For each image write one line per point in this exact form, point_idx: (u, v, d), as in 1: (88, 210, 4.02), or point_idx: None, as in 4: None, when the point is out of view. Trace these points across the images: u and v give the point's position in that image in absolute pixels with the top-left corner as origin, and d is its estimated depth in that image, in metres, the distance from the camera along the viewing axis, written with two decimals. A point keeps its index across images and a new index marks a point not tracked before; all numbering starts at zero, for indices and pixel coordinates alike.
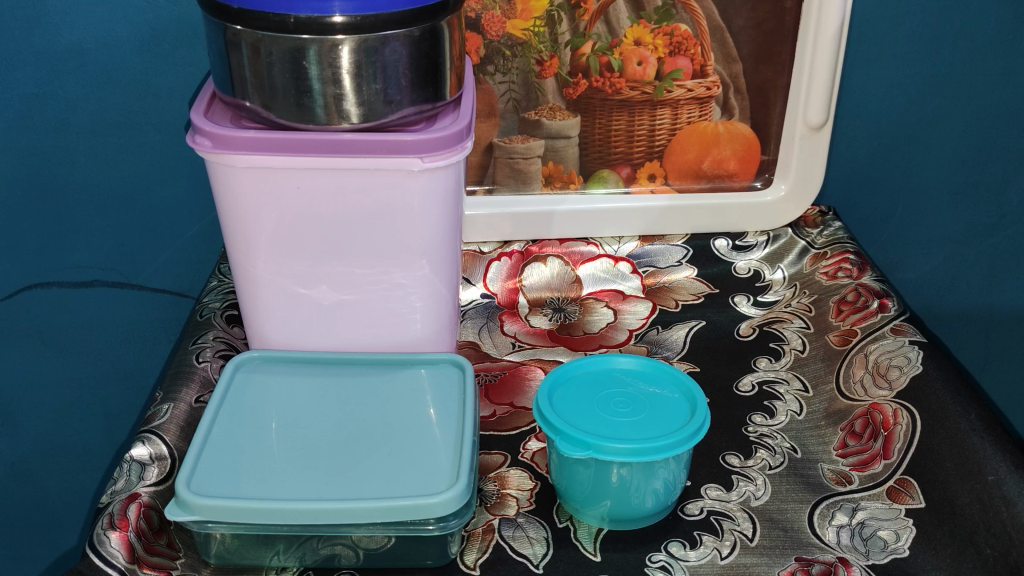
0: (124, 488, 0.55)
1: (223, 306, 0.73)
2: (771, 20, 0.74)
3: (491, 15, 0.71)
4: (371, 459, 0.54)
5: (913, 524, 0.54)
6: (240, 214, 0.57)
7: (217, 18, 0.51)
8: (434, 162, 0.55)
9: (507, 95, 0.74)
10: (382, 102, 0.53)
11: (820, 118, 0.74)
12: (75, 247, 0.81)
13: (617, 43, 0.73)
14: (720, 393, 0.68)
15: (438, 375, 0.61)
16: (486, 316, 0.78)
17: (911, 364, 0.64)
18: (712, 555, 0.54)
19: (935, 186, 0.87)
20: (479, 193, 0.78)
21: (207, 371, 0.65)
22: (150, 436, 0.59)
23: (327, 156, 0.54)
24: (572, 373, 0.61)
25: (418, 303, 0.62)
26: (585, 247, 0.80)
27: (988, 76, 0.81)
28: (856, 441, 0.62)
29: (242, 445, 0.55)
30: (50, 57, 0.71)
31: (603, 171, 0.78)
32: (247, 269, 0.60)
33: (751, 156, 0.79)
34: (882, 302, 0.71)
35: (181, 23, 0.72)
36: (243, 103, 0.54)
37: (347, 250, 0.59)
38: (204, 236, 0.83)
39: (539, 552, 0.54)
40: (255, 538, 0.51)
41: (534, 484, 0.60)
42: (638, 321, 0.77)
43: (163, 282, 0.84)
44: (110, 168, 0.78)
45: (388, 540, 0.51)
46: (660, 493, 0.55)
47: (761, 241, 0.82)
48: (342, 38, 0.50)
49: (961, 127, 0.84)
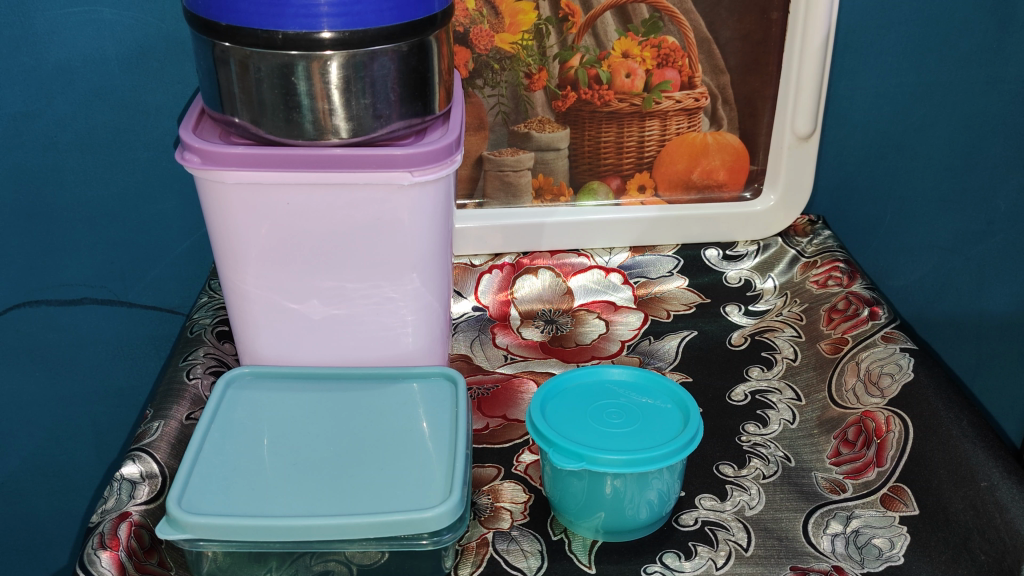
0: (113, 506, 0.54)
1: (214, 322, 0.72)
2: (757, 31, 0.74)
3: (479, 29, 0.71)
4: (365, 474, 0.53)
5: (907, 531, 0.54)
6: (229, 230, 0.57)
7: (204, 34, 0.51)
8: (423, 175, 0.55)
9: (496, 108, 0.74)
10: (371, 117, 0.53)
11: (808, 127, 0.75)
12: (63, 265, 0.81)
13: (605, 55, 0.74)
14: (713, 403, 0.68)
15: (430, 390, 0.61)
16: (478, 329, 0.77)
17: (902, 372, 0.64)
18: (706, 566, 0.53)
19: (923, 194, 0.88)
20: (469, 207, 0.78)
21: (197, 389, 0.65)
22: (140, 454, 0.58)
23: (316, 171, 0.54)
24: (565, 385, 0.60)
25: (409, 316, 0.62)
26: (576, 258, 0.80)
27: (973, 85, 0.82)
28: (850, 449, 0.62)
29: (233, 462, 0.54)
30: (38, 75, 0.71)
31: (593, 183, 0.78)
32: (237, 283, 0.60)
33: (739, 165, 0.80)
34: (872, 310, 0.71)
35: (168, 40, 0.72)
36: (233, 119, 0.54)
37: (337, 265, 0.59)
38: (193, 253, 0.82)
39: (534, 565, 0.54)
40: (247, 556, 0.51)
41: (528, 496, 0.60)
42: (630, 332, 0.77)
43: (152, 299, 0.84)
44: (98, 186, 0.78)
45: (382, 555, 0.51)
46: (655, 504, 0.55)
47: (752, 251, 0.82)
48: (331, 54, 0.50)
49: (947, 135, 0.85)
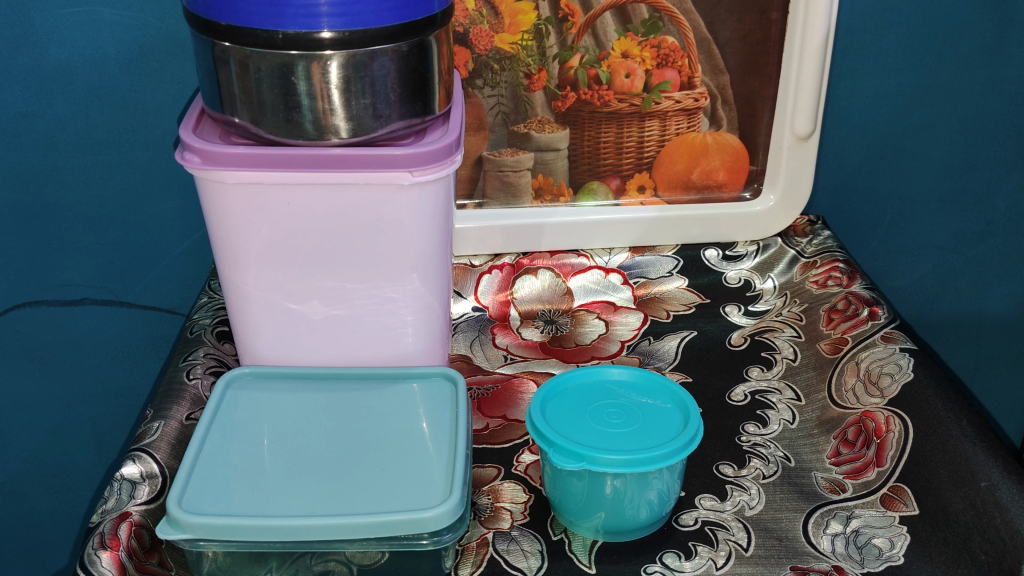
0: (113, 506, 0.54)
1: (213, 322, 0.72)
2: (757, 32, 0.74)
3: (479, 29, 0.72)
4: (365, 474, 0.53)
5: (907, 531, 0.54)
6: (229, 230, 0.57)
7: (205, 34, 0.51)
8: (423, 175, 0.55)
9: (496, 109, 0.74)
10: (371, 117, 0.53)
11: (807, 128, 0.75)
12: (63, 266, 0.81)
13: (604, 55, 0.74)
14: (713, 403, 0.68)
15: (430, 390, 0.61)
16: (477, 329, 0.77)
17: (902, 372, 0.64)
18: (706, 566, 0.53)
19: (922, 194, 0.88)
20: (469, 207, 0.78)
21: (198, 389, 0.65)
22: (141, 454, 0.58)
23: (315, 171, 0.54)
24: (565, 385, 0.60)
25: (409, 316, 0.62)
26: (575, 259, 0.80)
27: (972, 85, 0.83)
28: (849, 449, 0.62)
29: (233, 462, 0.54)
30: (38, 76, 0.71)
31: (592, 184, 0.78)
32: (236, 283, 0.60)
33: (739, 166, 0.80)
34: (871, 310, 0.71)
35: (168, 40, 0.72)
36: (233, 119, 0.54)
37: (337, 265, 0.59)
38: (193, 253, 0.82)
39: (534, 564, 0.54)
40: (248, 556, 0.51)
41: (528, 497, 0.60)
42: (629, 332, 0.77)
43: (151, 299, 0.84)
44: (98, 186, 0.78)
45: (382, 556, 0.51)
46: (655, 504, 0.55)
47: (751, 251, 0.82)
48: (331, 54, 0.50)
49: (947, 135, 0.85)
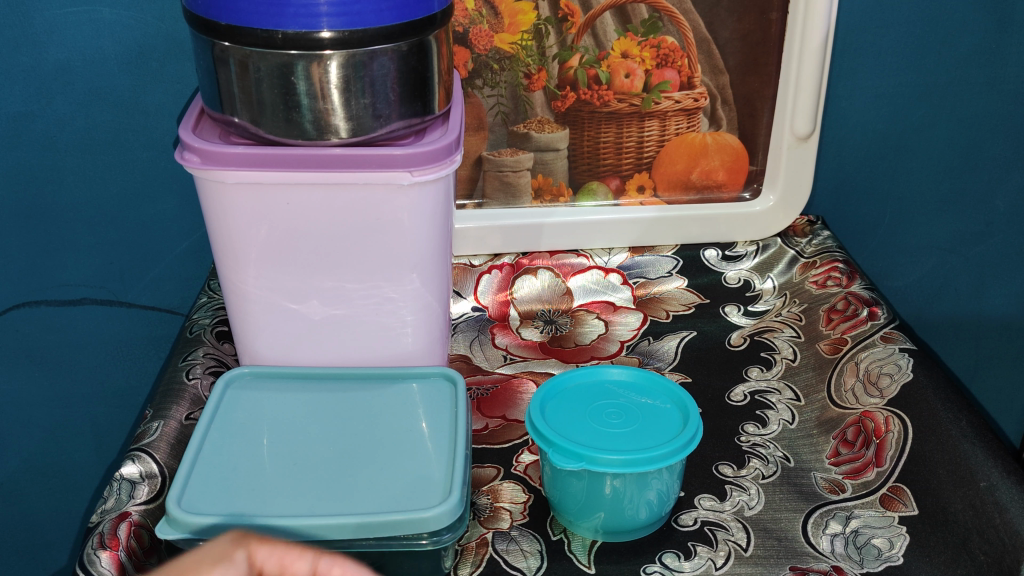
0: (113, 506, 0.54)
1: (213, 322, 0.72)
2: (756, 32, 0.74)
3: (479, 29, 0.72)
4: (365, 474, 0.53)
5: (906, 531, 0.54)
6: (229, 230, 0.57)
7: (205, 35, 0.51)
8: (423, 175, 0.55)
9: (495, 109, 0.74)
10: (371, 117, 0.53)
11: (807, 127, 0.75)
12: (62, 266, 0.81)
13: (604, 55, 0.74)
14: (712, 403, 0.68)
15: (429, 390, 0.61)
16: (477, 330, 0.77)
17: (901, 372, 0.64)
18: (706, 566, 0.53)
19: (922, 194, 0.88)
20: (468, 207, 0.78)
21: (197, 389, 0.65)
22: (140, 454, 0.58)
23: (315, 171, 0.54)
24: (564, 386, 0.60)
25: (408, 316, 0.62)
26: (575, 258, 0.80)
27: (972, 86, 0.83)
28: (849, 449, 0.62)
29: (233, 462, 0.54)
30: (37, 75, 0.71)
31: (592, 184, 0.78)
32: (236, 283, 0.60)
33: (739, 166, 0.80)
34: (871, 310, 0.71)
35: (167, 40, 0.72)
36: (232, 119, 0.54)
37: (336, 264, 0.59)
38: (193, 253, 0.82)
39: (534, 565, 0.54)
40: None
41: (528, 497, 0.60)
42: (628, 332, 0.77)
43: (151, 299, 0.84)
44: (97, 186, 0.77)
45: (381, 556, 0.51)
46: (654, 504, 0.55)
47: (751, 251, 0.82)
48: (330, 53, 0.50)
49: (947, 136, 0.85)
